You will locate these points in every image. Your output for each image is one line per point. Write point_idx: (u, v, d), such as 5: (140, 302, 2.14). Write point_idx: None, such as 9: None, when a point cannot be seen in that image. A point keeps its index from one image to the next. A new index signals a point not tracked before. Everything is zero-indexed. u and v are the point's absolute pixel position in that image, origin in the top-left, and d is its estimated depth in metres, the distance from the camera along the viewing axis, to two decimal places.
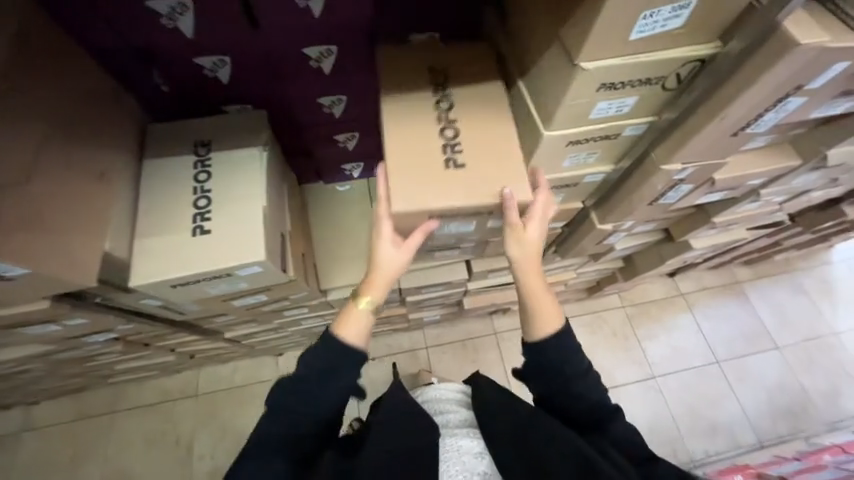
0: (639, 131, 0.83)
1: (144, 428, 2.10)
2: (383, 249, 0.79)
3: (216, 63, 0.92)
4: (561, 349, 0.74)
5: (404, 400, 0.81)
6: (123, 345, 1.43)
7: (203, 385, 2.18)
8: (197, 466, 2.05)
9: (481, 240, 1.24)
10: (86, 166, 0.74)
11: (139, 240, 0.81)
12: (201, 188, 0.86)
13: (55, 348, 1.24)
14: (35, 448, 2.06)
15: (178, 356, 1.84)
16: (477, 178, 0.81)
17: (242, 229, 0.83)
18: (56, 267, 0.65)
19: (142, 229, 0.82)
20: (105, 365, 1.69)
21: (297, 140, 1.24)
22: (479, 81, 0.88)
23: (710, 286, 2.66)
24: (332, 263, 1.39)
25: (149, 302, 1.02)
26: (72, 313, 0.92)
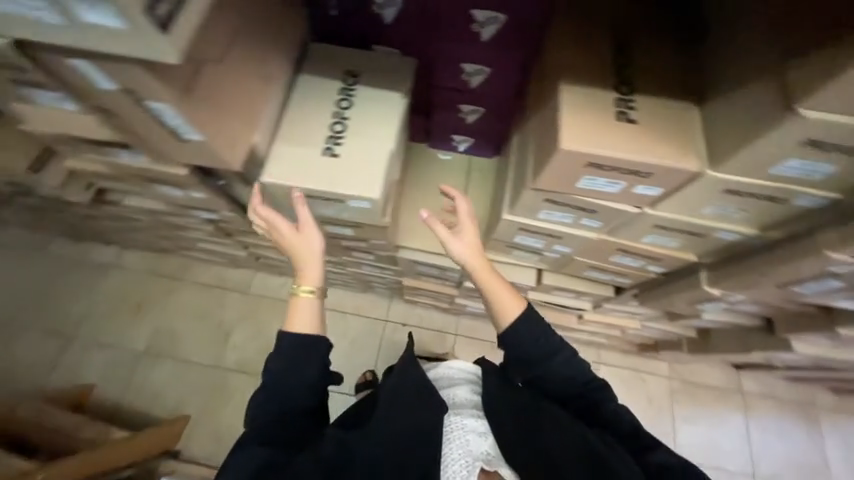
0: (814, 204, 0.73)
1: (198, 303, 2.38)
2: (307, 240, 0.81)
3: (389, 0, 0.95)
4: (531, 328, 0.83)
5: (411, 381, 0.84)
6: (213, 228, 1.60)
7: (254, 287, 2.39)
8: (228, 352, 2.29)
9: (566, 255, 1.19)
10: (262, 62, 0.80)
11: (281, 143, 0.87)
12: (341, 114, 0.90)
13: (166, 210, 1.42)
14: (115, 283, 2.43)
15: (247, 255, 2.02)
16: (637, 142, 0.72)
17: (371, 162, 0.86)
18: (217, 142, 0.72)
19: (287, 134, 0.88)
20: (190, 239, 1.91)
21: (426, 98, 1.26)
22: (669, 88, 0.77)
23: (779, 397, 2.35)
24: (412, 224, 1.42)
25: (256, 200, 1.13)
26: (198, 186, 1.04)
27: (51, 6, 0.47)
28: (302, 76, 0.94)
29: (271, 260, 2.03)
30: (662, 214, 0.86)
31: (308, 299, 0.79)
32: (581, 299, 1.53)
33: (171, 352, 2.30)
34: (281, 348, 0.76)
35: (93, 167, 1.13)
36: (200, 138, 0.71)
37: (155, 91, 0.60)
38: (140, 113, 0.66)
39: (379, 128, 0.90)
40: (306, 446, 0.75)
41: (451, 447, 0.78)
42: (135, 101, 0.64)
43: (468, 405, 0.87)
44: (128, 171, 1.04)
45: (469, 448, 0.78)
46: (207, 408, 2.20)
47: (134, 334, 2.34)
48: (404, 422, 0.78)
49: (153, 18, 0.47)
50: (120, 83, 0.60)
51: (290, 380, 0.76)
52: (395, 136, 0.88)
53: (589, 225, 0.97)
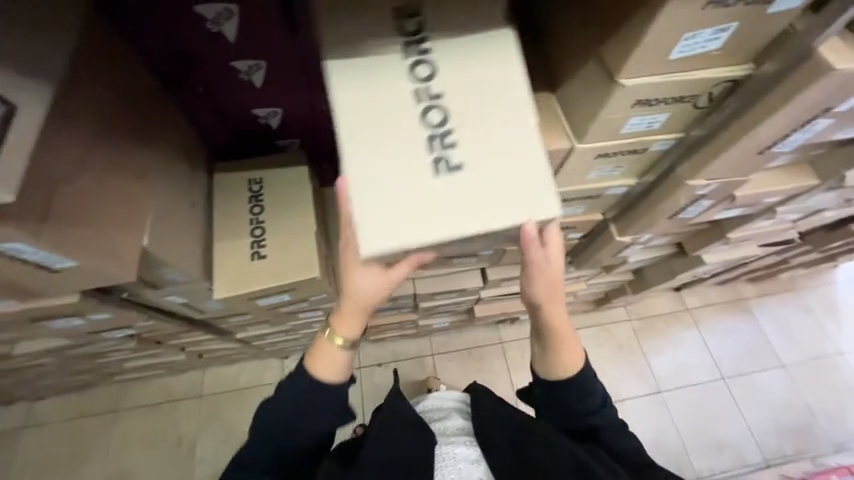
0: (665, 146, 0.85)
1: (147, 428, 2.09)
2: (359, 277, 0.68)
3: (253, 66, 0.96)
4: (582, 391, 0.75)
5: (407, 414, 0.83)
6: (136, 342, 1.43)
7: (207, 386, 2.17)
8: (199, 468, 2.03)
9: (499, 249, 1.25)
10: (130, 163, 0.76)
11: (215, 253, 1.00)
12: (256, 197, 1.06)
13: (71, 343, 1.24)
14: (35, 445, 2.05)
15: (187, 355, 1.83)
16: None
17: (305, 254, 1.02)
18: (99, 260, 0.67)
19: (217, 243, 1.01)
20: (114, 362, 1.68)
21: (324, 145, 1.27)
22: (533, 85, 0.85)
23: (716, 302, 2.67)
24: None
25: (174, 299, 1.04)
26: (99, 307, 0.93)
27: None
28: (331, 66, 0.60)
29: (216, 351, 1.86)
30: (559, 190, 0.95)
31: (341, 348, 0.72)
32: None
33: None
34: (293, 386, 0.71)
35: None
36: (75, 262, 0.66)
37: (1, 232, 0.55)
38: None
39: (293, 227, 1.05)
40: None
41: (444, 472, 0.76)
42: None
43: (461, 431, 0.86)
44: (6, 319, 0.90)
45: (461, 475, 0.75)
46: None
47: None
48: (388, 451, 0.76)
49: None
50: None
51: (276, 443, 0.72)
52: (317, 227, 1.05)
53: None
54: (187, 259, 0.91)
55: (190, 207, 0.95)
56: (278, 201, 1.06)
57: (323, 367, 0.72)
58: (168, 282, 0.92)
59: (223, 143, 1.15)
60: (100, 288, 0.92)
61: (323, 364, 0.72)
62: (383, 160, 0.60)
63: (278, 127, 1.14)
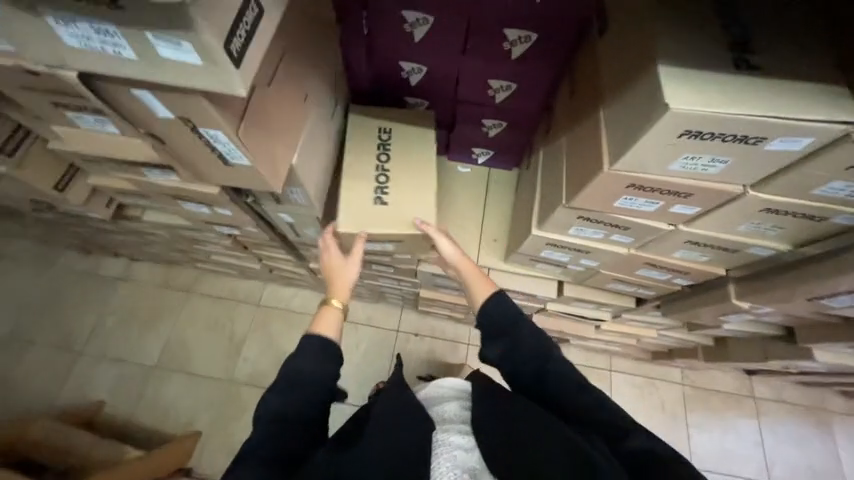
0: (852, 222, 0.73)
1: (209, 315, 2.36)
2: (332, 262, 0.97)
3: (422, 19, 0.98)
4: (513, 317, 0.82)
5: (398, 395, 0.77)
6: (231, 241, 1.60)
7: (266, 298, 2.39)
8: (240, 364, 2.26)
9: (591, 269, 1.19)
10: (301, 86, 0.81)
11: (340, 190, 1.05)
12: (384, 145, 1.11)
13: (187, 225, 1.42)
14: (125, 296, 2.41)
15: (261, 266, 2.02)
16: None
17: (416, 205, 1.05)
18: (263, 167, 0.72)
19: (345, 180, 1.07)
20: (204, 252, 1.90)
21: (448, 114, 1.28)
22: (790, 31, 0.61)
23: (791, 402, 2.36)
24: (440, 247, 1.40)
25: (284, 216, 1.13)
26: (228, 203, 1.04)
27: (131, 44, 0.47)
28: (663, 66, 0.56)
29: (285, 271, 2.03)
30: (695, 231, 0.86)
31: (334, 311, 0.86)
32: (600, 310, 1.53)
33: (181, 366, 2.26)
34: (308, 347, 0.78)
35: (119, 184, 1.13)
36: (247, 163, 0.70)
37: (215, 121, 0.59)
38: (192, 141, 0.65)
39: (416, 178, 1.08)
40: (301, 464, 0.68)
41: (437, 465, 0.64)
42: (189, 130, 0.63)
43: (460, 420, 0.75)
44: (158, 189, 1.04)
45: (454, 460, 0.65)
46: (219, 424, 2.14)
47: (144, 348, 2.30)
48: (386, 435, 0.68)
49: (229, 53, 0.47)
50: (178, 114, 0.59)
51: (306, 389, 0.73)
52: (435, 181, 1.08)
53: (619, 241, 0.98)
54: (314, 186, 0.97)
55: (326, 139, 1.01)
56: (405, 152, 1.11)
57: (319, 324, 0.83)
58: (288, 200, 1.00)
59: (361, 87, 1.20)
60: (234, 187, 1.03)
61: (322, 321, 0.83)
62: (718, 109, 0.54)
63: (415, 85, 1.17)
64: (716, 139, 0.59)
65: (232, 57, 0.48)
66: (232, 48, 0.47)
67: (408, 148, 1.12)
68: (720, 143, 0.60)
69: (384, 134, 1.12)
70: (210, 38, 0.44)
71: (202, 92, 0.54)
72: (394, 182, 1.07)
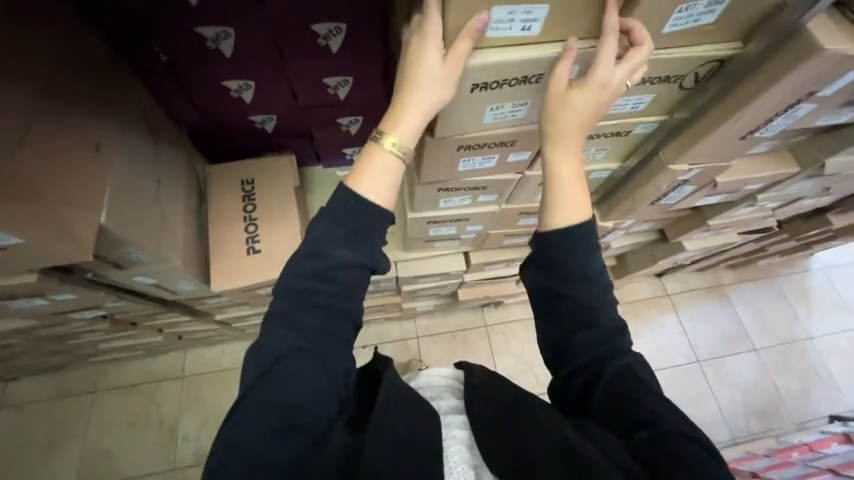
0: (649, 129, 0.83)
1: (127, 409, 2.07)
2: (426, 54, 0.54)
3: (219, 33, 0.93)
4: (577, 253, 0.54)
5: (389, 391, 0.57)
6: (110, 324, 1.39)
7: (189, 367, 2.15)
8: (181, 448, 2.02)
9: (482, 233, 1.24)
10: (84, 136, 0.72)
11: (212, 249, 1.12)
12: (248, 196, 1.19)
13: (38, 323, 1.20)
14: (11, 426, 2.01)
15: (166, 337, 1.80)
16: None
17: (289, 242, 1.15)
18: (48, 238, 0.64)
19: (214, 234, 1.14)
20: (88, 344, 1.64)
21: (301, 123, 1.24)
22: None
23: (696, 288, 2.74)
24: None
25: (142, 280, 0.99)
26: (60, 286, 0.88)
27: None
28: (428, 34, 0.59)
29: (197, 333, 1.84)
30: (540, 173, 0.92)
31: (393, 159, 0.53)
32: (512, 266, 1.61)
33: (110, 476, 1.95)
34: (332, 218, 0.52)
35: None
36: (23, 240, 0.62)
37: None
38: None
39: (284, 218, 1.17)
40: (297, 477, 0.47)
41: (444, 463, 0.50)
42: None
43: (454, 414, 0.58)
44: None
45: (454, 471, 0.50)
46: None
47: (55, 473, 1.95)
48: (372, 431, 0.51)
49: None
50: None
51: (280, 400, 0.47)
52: (298, 220, 1.18)
53: (487, 200, 1.02)
54: (156, 239, 0.87)
55: (158, 183, 0.91)
56: (268, 196, 1.19)
57: (363, 178, 0.53)
58: (132, 261, 0.88)
59: (196, 118, 1.14)
60: (60, 268, 0.87)
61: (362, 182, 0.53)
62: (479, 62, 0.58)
63: (250, 102, 1.12)
64: (503, 86, 0.63)
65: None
66: None
67: (269, 192, 1.20)
68: (509, 89, 0.64)
69: (246, 186, 1.19)
70: None
71: None
72: (262, 225, 1.16)
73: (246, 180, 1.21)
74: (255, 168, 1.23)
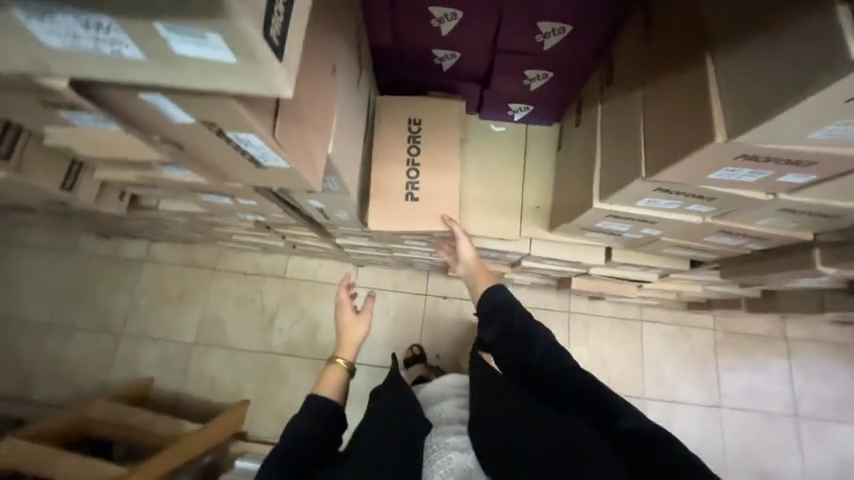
0: None
1: (238, 291, 2.37)
2: (353, 332, 1.04)
3: None
4: (496, 303, 0.85)
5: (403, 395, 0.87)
6: (254, 224, 1.52)
7: (291, 271, 2.37)
8: (275, 336, 2.31)
9: (651, 237, 1.09)
10: (327, 56, 0.69)
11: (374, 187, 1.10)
12: (414, 138, 1.14)
13: (207, 212, 1.33)
14: (151, 277, 2.41)
15: (284, 243, 1.96)
16: None
17: (448, 198, 1.11)
18: (300, 164, 0.63)
19: (376, 172, 1.11)
20: (225, 232, 1.84)
21: (484, 67, 1.12)
22: None
23: (823, 341, 2.36)
24: (489, 235, 1.25)
25: (314, 204, 1.03)
26: (254, 196, 0.93)
27: (131, 40, 0.40)
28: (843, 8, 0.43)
29: (310, 247, 1.98)
30: (799, 200, 0.74)
31: (340, 369, 0.93)
32: (647, 272, 1.45)
33: (219, 341, 2.32)
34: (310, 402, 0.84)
35: (129, 178, 1.02)
36: (283, 164, 0.61)
37: (247, 125, 0.50)
38: (219, 147, 0.56)
39: (446, 171, 1.13)
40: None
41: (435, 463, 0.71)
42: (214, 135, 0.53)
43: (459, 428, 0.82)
44: (175, 184, 0.94)
45: (451, 465, 0.69)
46: (264, 392, 2.24)
47: (179, 325, 2.35)
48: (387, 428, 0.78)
49: (270, 42, 0.40)
50: (203, 118, 0.50)
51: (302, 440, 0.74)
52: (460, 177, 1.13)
53: (696, 210, 0.87)
54: (348, 172, 0.87)
55: (356, 114, 0.89)
56: (436, 144, 1.14)
57: (324, 383, 0.90)
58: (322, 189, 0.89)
59: (384, 43, 1.07)
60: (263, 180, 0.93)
61: (326, 382, 0.90)
62: None
63: (446, 35, 1.02)
64: None
65: (273, 50, 0.41)
66: (272, 35, 0.40)
67: (436, 139, 1.14)
68: None
69: (414, 127, 1.14)
70: (253, 30, 0.38)
71: (236, 93, 0.45)
72: (423, 173, 1.12)
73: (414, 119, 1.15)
74: (425, 108, 1.15)
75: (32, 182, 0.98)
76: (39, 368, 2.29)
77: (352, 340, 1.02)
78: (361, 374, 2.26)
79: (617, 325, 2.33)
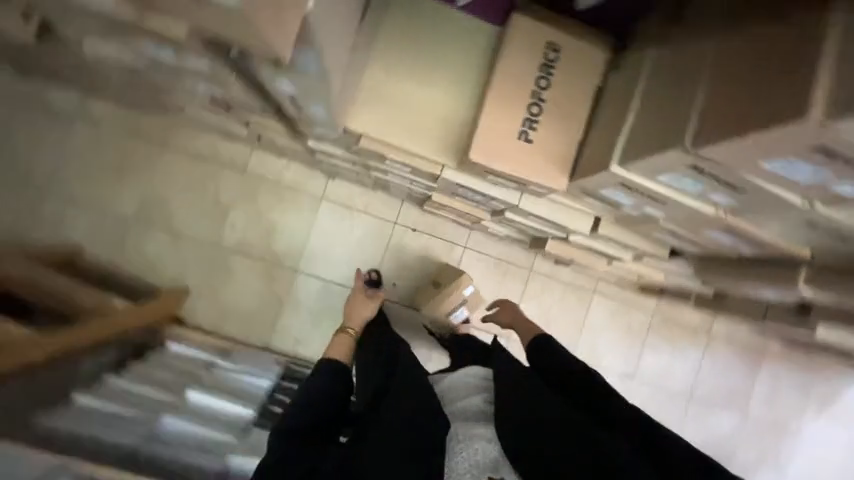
0: None
1: (188, 175, 2.11)
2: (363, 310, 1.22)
3: None
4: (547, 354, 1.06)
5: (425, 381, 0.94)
6: (209, 98, 1.24)
7: (252, 166, 2.13)
8: (227, 232, 2.14)
9: (647, 217, 1.01)
10: None
11: (486, 119, 0.99)
12: (548, 67, 0.99)
13: (146, 67, 1.05)
14: (83, 136, 2.06)
15: (247, 131, 1.70)
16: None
17: (566, 150, 1.00)
18: None
19: (494, 96, 0.99)
20: (174, 102, 1.54)
21: None
22: None
23: (738, 341, 2.61)
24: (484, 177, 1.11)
25: (284, 86, 0.81)
26: (202, 54, 0.71)
27: None
28: None
29: (278, 143, 1.74)
30: (828, 215, 0.66)
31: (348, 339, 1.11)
32: (622, 250, 1.42)
33: (162, 224, 2.11)
34: (323, 368, 0.96)
35: None
36: None
37: None
38: None
39: (567, 114, 0.99)
40: (316, 457, 0.81)
41: (461, 452, 0.81)
42: None
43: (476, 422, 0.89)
44: (87, 9, 0.68)
45: (476, 458, 0.80)
46: (208, 286, 2.14)
47: (116, 197, 2.09)
48: (411, 421, 0.84)
49: None
50: None
51: (315, 401, 0.89)
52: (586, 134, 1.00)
53: (717, 200, 0.78)
54: (334, 45, 0.66)
55: None
56: (570, 82, 0.99)
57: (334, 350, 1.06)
58: (293, 67, 0.69)
59: None
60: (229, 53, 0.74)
61: (335, 348, 1.08)
62: None
63: None
64: None
65: None
66: None
67: (570, 78, 0.99)
68: None
69: (552, 56, 0.98)
70: None
71: None
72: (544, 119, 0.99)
73: (555, 45, 0.99)
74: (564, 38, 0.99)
75: None
76: None
77: (362, 314, 1.21)
78: (312, 286, 2.21)
79: (570, 291, 2.41)
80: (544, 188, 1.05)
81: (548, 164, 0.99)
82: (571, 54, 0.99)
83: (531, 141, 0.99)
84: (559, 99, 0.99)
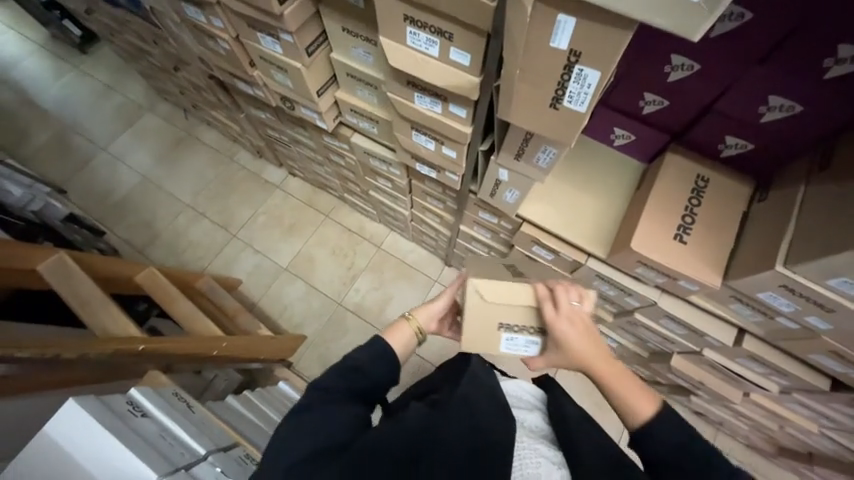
0: None
1: (337, 244, 2.57)
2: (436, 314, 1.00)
3: (731, 16, 0.93)
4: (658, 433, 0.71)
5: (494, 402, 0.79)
6: (410, 179, 1.69)
7: (387, 243, 2.57)
8: (351, 293, 2.47)
9: (806, 328, 1.07)
10: None
11: (645, 221, 1.18)
12: (699, 191, 1.20)
13: (387, 155, 1.56)
14: (277, 201, 2.68)
15: (405, 217, 2.13)
16: None
17: (719, 256, 1.14)
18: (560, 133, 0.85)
19: (652, 204, 1.20)
20: (365, 185, 2.05)
21: (700, 126, 1.18)
22: None
23: None
24: (632, 266, 1.26)
25: (500, 173, 1.18)
26: (467, 144, 1.14)
27: None
28: None
29: (423, 227, 2.13)
30: None
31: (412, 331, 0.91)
32: (765, 376, 1.38)
33: (305, 276, 2.51)
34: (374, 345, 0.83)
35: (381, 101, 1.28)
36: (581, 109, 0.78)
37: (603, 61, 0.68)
38: (554, 74, 0.74)
39: (720, 230, 1.16)
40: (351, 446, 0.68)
41: (528, 459, 0.67)
42: (565, 61, 0.72)
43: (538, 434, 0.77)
44: (408, 115, 1.14)
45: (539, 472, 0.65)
46: (320, 338, 2.39)
47: (280, 249, 2.57)
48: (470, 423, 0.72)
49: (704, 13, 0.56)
50: (574, 49, 0.69)
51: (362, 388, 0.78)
52: (735, 244, 1.15)
53: None
54: None
55: None
56: (716, 202, 1.19)
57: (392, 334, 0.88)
58: (527, 159, 1.08)
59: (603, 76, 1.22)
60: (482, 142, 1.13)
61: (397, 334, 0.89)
62: None
63: (672, 82, 1.12)
64: None
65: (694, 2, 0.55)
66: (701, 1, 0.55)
67: (718, 200, 1.19)
68: None
69: (701, 182, 1.20)
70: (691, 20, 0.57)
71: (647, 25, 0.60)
72: (696, 228, 1.17)
73: (701, 176, 1.22)
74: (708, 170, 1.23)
75: (309, 78, 1.29)
76: (158, 235, 2.59)
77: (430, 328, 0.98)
78: None
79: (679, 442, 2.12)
80: (693, 285, 1.18)
81: (701, 265, 1.14)
82: (716, 182, 1.21)
83: (685, 242, 1.16)
84: (709, 213, 1.17)
